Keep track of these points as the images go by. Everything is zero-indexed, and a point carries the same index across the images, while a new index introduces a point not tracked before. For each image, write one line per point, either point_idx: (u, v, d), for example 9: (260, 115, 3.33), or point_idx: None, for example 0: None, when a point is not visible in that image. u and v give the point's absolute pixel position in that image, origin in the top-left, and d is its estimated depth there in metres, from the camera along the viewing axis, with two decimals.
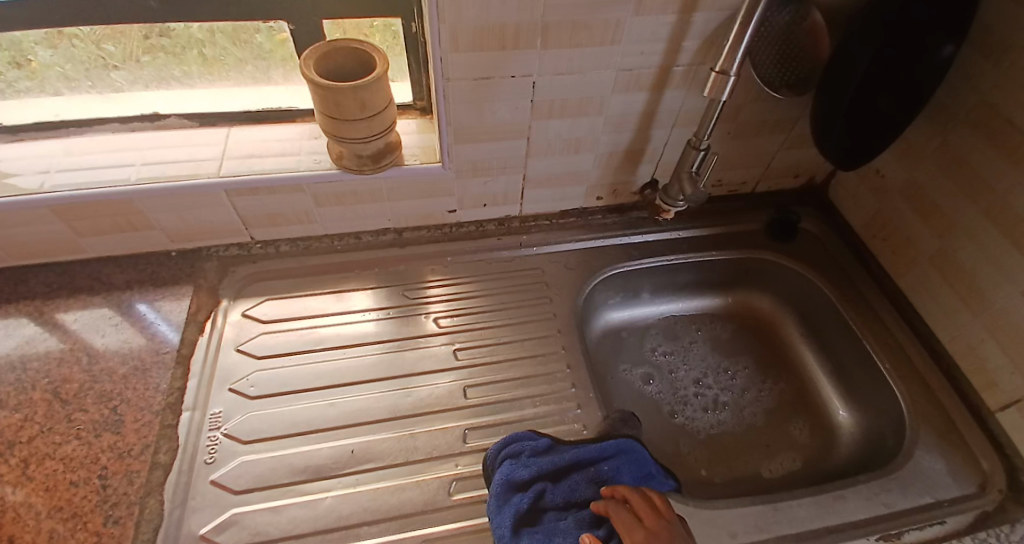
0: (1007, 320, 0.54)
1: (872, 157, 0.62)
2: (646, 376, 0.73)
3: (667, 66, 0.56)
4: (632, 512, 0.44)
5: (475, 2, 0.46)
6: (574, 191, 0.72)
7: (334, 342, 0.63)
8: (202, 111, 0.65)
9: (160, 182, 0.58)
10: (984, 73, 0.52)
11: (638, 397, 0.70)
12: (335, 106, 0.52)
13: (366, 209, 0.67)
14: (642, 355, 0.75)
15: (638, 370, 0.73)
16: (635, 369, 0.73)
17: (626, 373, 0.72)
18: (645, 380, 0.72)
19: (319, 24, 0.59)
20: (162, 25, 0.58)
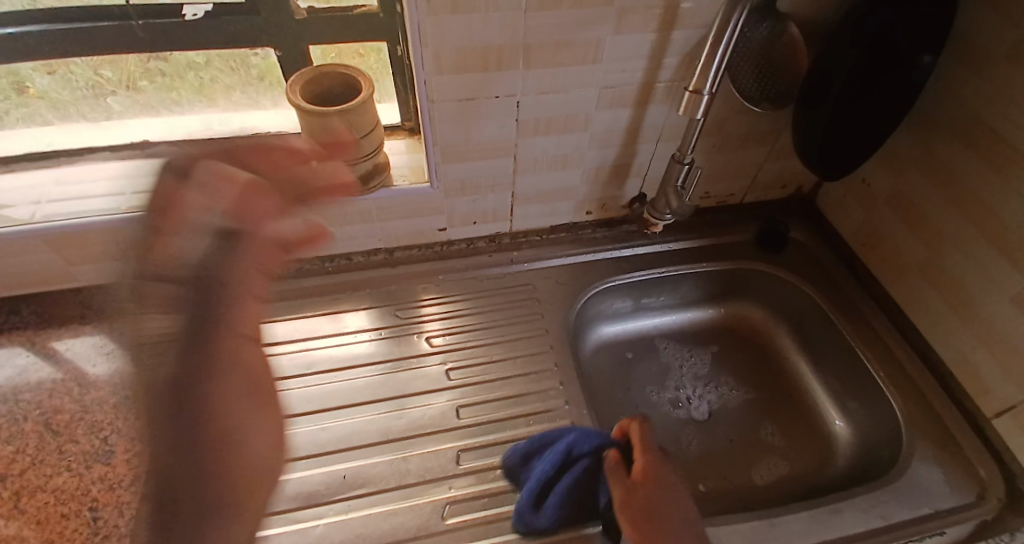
0: (998, 327, 0.54)
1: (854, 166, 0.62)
2: (674, 400, 0.72)
3: (650, 83, 0.57)
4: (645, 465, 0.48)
5: (457, 26, 0.47)
6: (564, 206, 0.72)
7: (325, 365, 0.63)
8: (192, 137, 0.65)
9: (150, 210, 0.59)
10: (964, 82, 0.53)
11: (666, 413, 0.70)
12: (322, 130, 0.53)
13: (356, 230, 0.67)
14: (658, 370, 0.75)
15: (653, 383, 0.73)
16: (658, 390, 0.73)
17: (651, 392, 0.72)
18: (673, 405, 0.71)
19: (305, 49, 0.59)
20: (157, 53, 0.57)
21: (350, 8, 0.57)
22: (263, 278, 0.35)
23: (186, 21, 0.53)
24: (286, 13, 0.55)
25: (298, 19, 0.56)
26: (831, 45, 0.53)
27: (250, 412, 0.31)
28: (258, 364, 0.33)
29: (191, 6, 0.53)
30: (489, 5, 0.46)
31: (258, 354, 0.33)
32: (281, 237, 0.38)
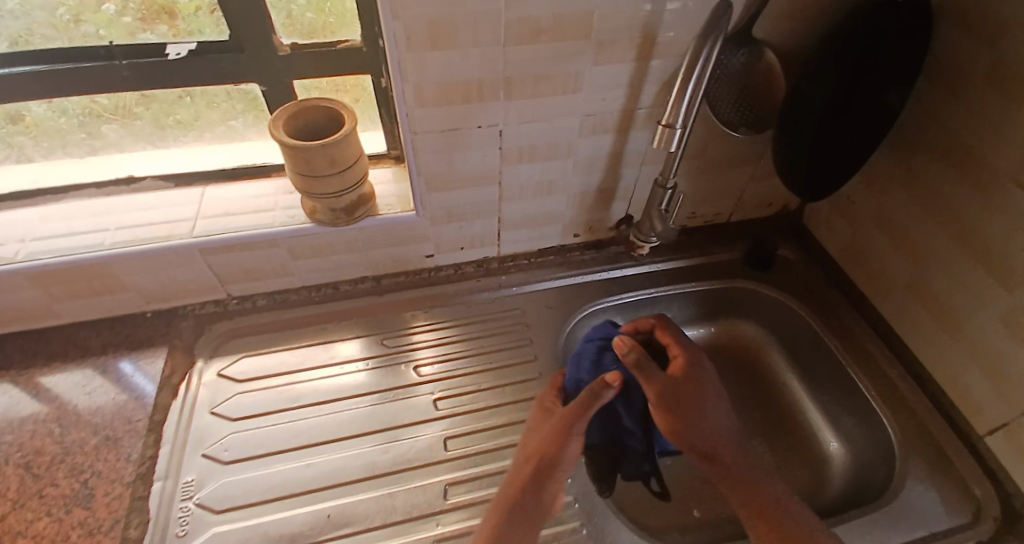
0: (986, 344, 0.54)
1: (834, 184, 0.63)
2: None
3: (630, 110, 0.57)
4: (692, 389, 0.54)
5: (438, 61, 0.47)
6: (551, 230, 0.72)
7: (312, 398, 0.62)
8: (177, 171, 0.65)
9: (135, 246, 0.58)
10: (943, 103, 0.54)
11: None
12: (305, 164, 0.53)
13: (343, 259, 0.67)
14: None
15: None
16: None
17: None
18: None
19: (290, 85, 0.60)
20: (146, 91, 0.57)
21: (334, 42, 0.57)
22: (574, 432, 0.51)
23: (169, 60, 0.53)
24: (270, 50, 0.55)
25: (282, 55, 0.56)
26: (820, 63, 0.53)
27: (546, 500, 0.50)
28: (564, 469, 0.51)
29: (175, 46, 0.53)
30: (468, 41, 0.46)
31: (571, 465, 0.51)
32: (587, 407, 0.52)
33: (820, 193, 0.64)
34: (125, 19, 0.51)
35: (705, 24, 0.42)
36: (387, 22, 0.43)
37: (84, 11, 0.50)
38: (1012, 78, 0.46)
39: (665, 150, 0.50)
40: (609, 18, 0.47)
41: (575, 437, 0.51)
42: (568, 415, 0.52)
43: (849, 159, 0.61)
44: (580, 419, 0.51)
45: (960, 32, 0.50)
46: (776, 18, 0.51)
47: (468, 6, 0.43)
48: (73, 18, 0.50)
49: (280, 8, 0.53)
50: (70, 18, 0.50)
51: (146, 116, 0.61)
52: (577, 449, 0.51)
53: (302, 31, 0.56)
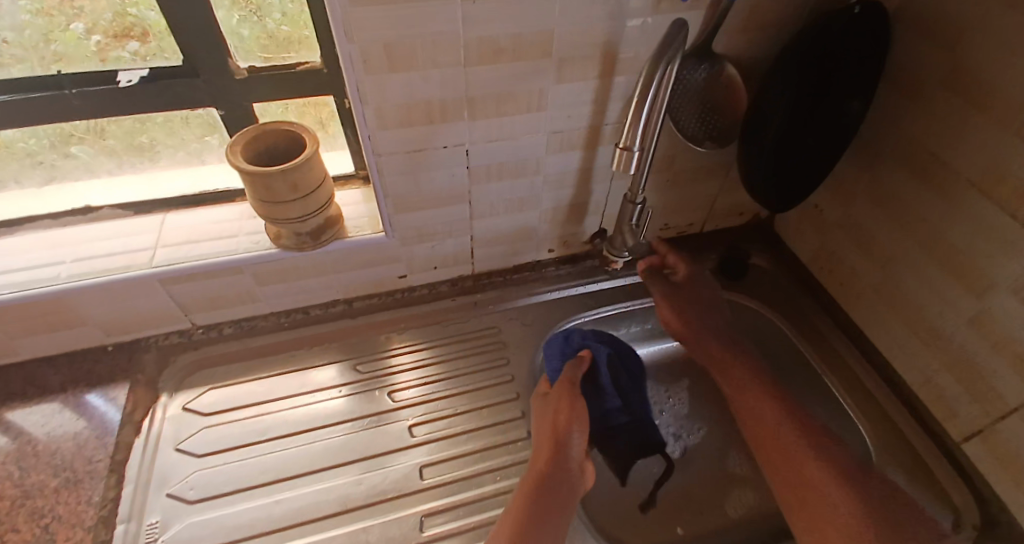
0: (957, 349, 0.54)
1: (794, 192, 0.63)
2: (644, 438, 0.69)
3: (597, 125, 0.57)
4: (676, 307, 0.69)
5: (398, 82, 0.46)
6: (525, 246, 0.72)
7: (282, 430, 0.60)
8: (137, 199, 0.64)
9: (91, 278, 0.56)
10: (903, 111, 0.54)
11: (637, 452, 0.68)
12: (265, 190, 0.51)
13: (311, 283, 0.65)
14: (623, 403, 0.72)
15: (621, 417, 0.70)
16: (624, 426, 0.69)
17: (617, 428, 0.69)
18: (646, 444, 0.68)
19: (250, 108, 0.59)
20: (104, 119, 0.55)
21: (292, 65, 0.56)
22: (578, 411, 0.56)
23: (120, 87, 0.52)
24: (226, 74, 0.54)
25: (239, 79, 0.55)
26: (785, 77, 0.52)
27: (566, 483, 0.52)
28: (576, 456, 0.54)
29: (127, 71, 0.51)
30: (428, 63, 0.46)
31: (581, 449, 0.54)
32: (575, 384, 0.58)
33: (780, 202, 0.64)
34: (94, 38, 0.49)
35: (658, 51, 0.42)
36: (342, 45, 0.42)
37: (53, 30, 0.48)
38: (970, 85, 0.46)
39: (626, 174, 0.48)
40: (570, 36, 0.47)
41: (581, 417, 0.55)
42: (568, 404, 0.56)
43: (809, 166, 0.61)
44: (578, 395, 0.57)
45: (918, 43, 0.50)
46: (737, 32, 0.52)
47: (425, 28, 0.43)
48: (41, 38, 0.48)
49: (233, 32, 0.52)
50: (38, 37, 0.48)
51: (106, 142, 0.58)
52: (583, 435, 0.55)
53: (268, 48, 0.54)
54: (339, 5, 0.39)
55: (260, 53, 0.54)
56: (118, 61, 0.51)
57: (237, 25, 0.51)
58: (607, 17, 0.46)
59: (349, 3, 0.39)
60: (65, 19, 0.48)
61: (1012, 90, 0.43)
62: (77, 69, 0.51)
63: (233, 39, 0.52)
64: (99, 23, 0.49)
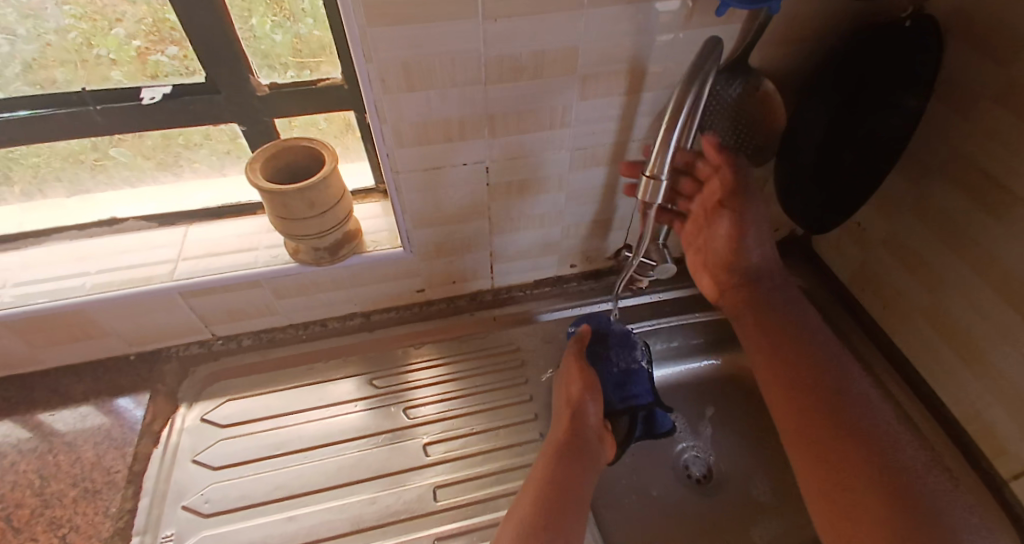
0: (1010, 383, 0.50)
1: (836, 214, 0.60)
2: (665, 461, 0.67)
3: (622, 142, 0.55)
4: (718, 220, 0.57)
5: (416, 102, 0.45)
6: (546, 261, 0.70)
7: (297, 444, 0.60)
8: (163, 212, 0.64)
9: (115, 289, 0.57)
10: (954, 126, 0.50)
11: (658, 476, 0.66)
12: (283, 207, 0.50)
13: (328, 296, 0.65)
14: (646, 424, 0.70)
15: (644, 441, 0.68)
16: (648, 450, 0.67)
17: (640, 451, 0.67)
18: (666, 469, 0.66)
19: (270, 123, 0.58)
20: (132, 134, 0.56)
21: (311, 81, 0.55)
22: (590, 380, 0.57)
23: (142, 104, 0.52)
24: (247, 90, 0.54)
25: (259, 95, 0.55)
26: (827, 83, 0.50)
27: (586, 449, 0.53)
28: (592, 424, 0.55)
29: (149, 88, 0.52)
30: (446, 81, 0.44)
31: (597, 415, 0.56)
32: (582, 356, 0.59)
33: (823, 224, 0.61)
34: (135, 42, 0.49)
35: (691, 64, 0.39)
36: (360, 65, 0.41)
37: (97, 35, 0.48)
38: None
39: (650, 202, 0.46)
40: (593, 53, 0.45)
41: (592, 386, 0.56)
42: (579, 374, 0.57)
43: (844, 186, 0.57)
44: (587, 365, 0.58)
45: (974, 57, 0.46)
46: (772, 47, 0.49)
47: (443, 47, 0.41)
48: (85, 42, 0.48)
49: (252, 47, 0.51)
50: (82, 41, 0.48)
51: (142, 145, 0.58)
52: (596, 402, 0.56)
53: (300, 53, 0.53)
54: (356, 25, 0.38)
55: (291, 58, 0.53)
56: (157, 66, 0.51)
57: (270, 30, 0.51)
58: (634, 33, 0.44)
59: (365, 23, 0.38)
60: (107, 24, 0.48)
61: None
62: (119, 72, 0.51)
63: (265, 43, 0.51)
64: (139, 28, 0.48)
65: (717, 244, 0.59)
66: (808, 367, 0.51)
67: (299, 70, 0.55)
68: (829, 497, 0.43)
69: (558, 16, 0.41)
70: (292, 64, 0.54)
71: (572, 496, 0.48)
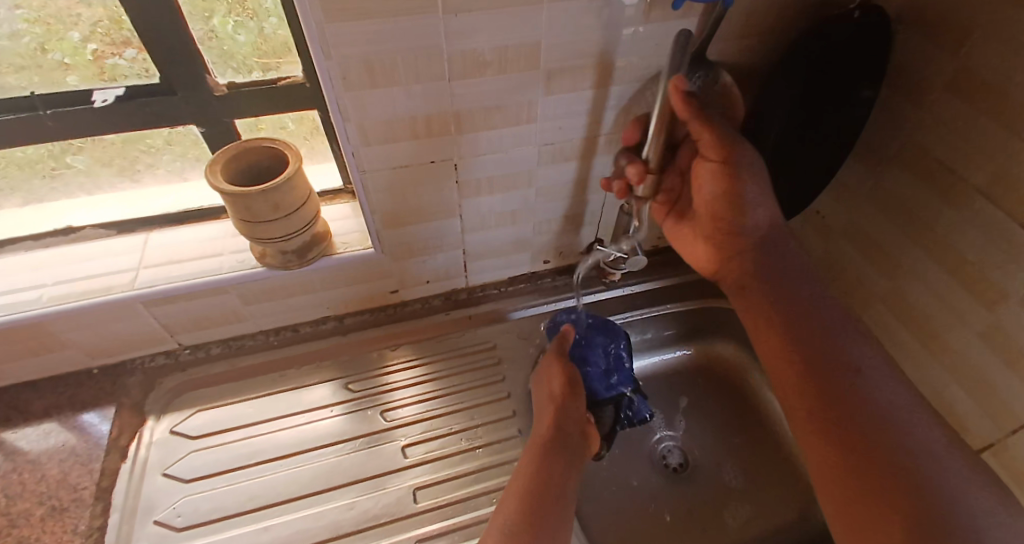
0: (968, 361, 0.52)
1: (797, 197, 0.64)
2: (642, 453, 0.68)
3: (591, 137, 0.55)
4: (702, 183, 0.51)
5: (380, 99, 0.45)
6: (519, 258, 0.70)
7: (272, 452, 0.59)
8: (120, 219, 0.62)
9: (73, 301, 0.55)
10: (906, 113, 0.52)
11: (637, 467, 0.66)
12: (246, 210, 0.49)
13: (299, 300, 0.64)
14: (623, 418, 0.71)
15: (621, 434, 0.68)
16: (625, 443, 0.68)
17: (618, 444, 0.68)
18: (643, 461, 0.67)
19: (230, 124, 0.57)
20: (88, 139, 0.54)
21: (274, 80, 0.54)
22: (572, 380, 0.56)
23: (95, 106, 0.50)
24: (204, 91, 0.52)
25: (218, 95, 0.53)
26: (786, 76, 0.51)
27: (570, 448, 0.52)
28: (576, 423, 0.55)
29: (102, 91, 0.50)
30: (410, 78, 0.44)
31: (580, 414, 0.55)
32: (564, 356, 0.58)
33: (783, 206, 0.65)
34: (91, 46, 0.47)
35: (670, 60, 0.42)
36: (319, 62, 0.40)
37: (51, 40, 0.47)
38: (975, 88, 0.44)
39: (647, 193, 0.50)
40: (557, 48, 0.45)
41: (575, 386, 0.56)
42: (561, 374, 0.57)
43: (806, 172, 0.60)
44: (569, 365, 0.58)
45: (923, 46, 0.48)
46: (732, 39, 0.49)
47: (406, 43, 0.41)
48: (39, 47, 0.47)
49: (211, 48, 0.50)
50: (36, 45, 0.46)
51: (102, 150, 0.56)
52: (579, 402, 0.55)
53: (265, 53, 0.52)
54: (313, 22, 0.37)
55: (255, 59, 0.52)
56: (114, 70, 0.50)
57: (232, 29, 0.49)
58: (598, 27, 0.44)
59: (323, 19, 0.37)
60: (64, 28, 0.46)
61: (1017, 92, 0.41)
62: (76, 76, 0.49)
63: (227, 43, 0.50)
64: (95, 30, 0.47)
65: (711, 206, 0.53)
66: (814, 342, 0.45)
67: (264, 71, 0.54)
68: (850, 490, 0.38)
69: (521, 11, 0.41)
70: (257, 64, 0.53)
71: (553, 500, 0.46)
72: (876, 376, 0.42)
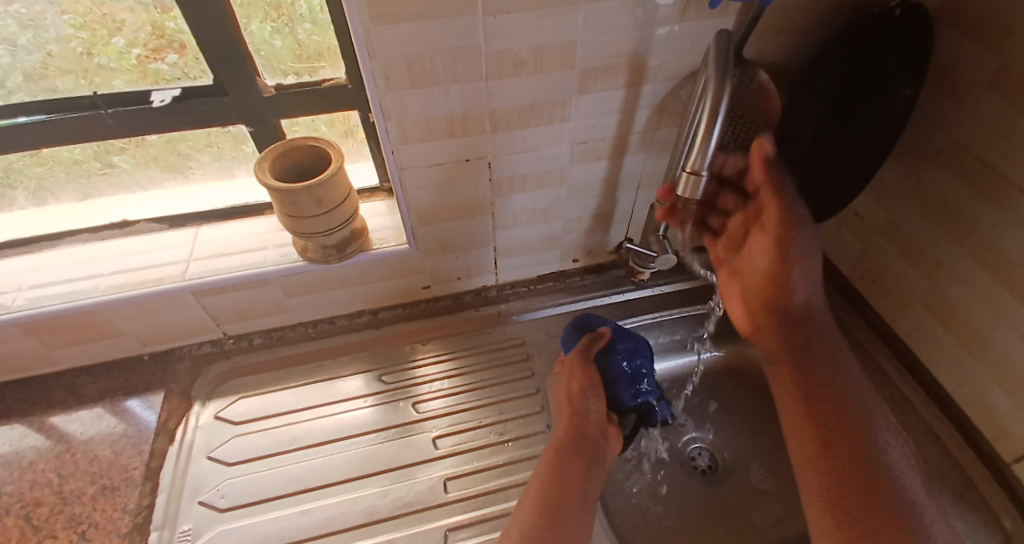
0: (1010, 365, 0.50)
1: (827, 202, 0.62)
2: (670, 452, 0.68)
3: (623, 135, 0.56)
4: (760, 256, 0.56)
5: (419, 98, 0.46)
6: (549, 256, 0.71)
7: (307, 439, 0.61)
8: (171, 214, 0.66)
9: (127, 290, 0.58)
10: (946, 112, 0.51)
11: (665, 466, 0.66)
12: (291, 205, 0.52)
13: (336, 293, 0.66)
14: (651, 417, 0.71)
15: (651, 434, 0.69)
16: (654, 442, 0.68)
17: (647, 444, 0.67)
18: (671, 461, 0.67)
19: (276, 123, 0.59)
20: (142, 137, 0.57)
21: (316, 82, 0.57)
22: (592, 379, 0.56)
23: (153, 106, 0.54)
24: (254, 91, 0.55)
25: (266, 96, 0.56)
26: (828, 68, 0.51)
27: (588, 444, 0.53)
28: (595, 421, 0.55)
29: (159, 91, 0.53)
30: (448, 78, 0.45)
31: (599, 413, 0.55)
32: (587, 354, 0.58)
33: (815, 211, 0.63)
34: (135, 51, 0.51)
35: (715, 60, 0.41)
36: (364, 63, 0.42)
37: (96, 44, 0.50)
38: (1020, 84, 0.43)
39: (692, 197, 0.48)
40: (592, 48, 0.46)
41: (594, 385, 0.56)
42: (582, 372, 0.57)
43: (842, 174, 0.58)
44: (590, 363, 0.58)
45: (964, 44, 0.47)
46: (766, 38, 0.50)
47: (447, 43, 0.42)
48: (85, 51, 0.50)
49: (260, 52, 0.53)
50: (83, 50, 0.50)
51: (146, 151, 0.60)
52: (599, 401, 0.56)
53: (299, 58, 0.54)
54: (360, 23, 0.39)
55: (291, 62, 0.55)
56: (157, 74, 0.53)
57: (269, 35, 0.52)
58: (634, 27, 0.45)
59: (369, 21, 0.39)
60: (107, 33, 0.49)
61: None
62: (121, 79, 0.52)
63: (265, 49, 0.53)
64: (137, 36, 0.50)
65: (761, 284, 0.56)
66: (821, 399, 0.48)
67: (300, 75, 0.56)
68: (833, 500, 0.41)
69: (557, 11, 0.42)
70: (292, 68, 0.55)
71: (571, 498, 0.48)
72: (886, 466, 0.43)
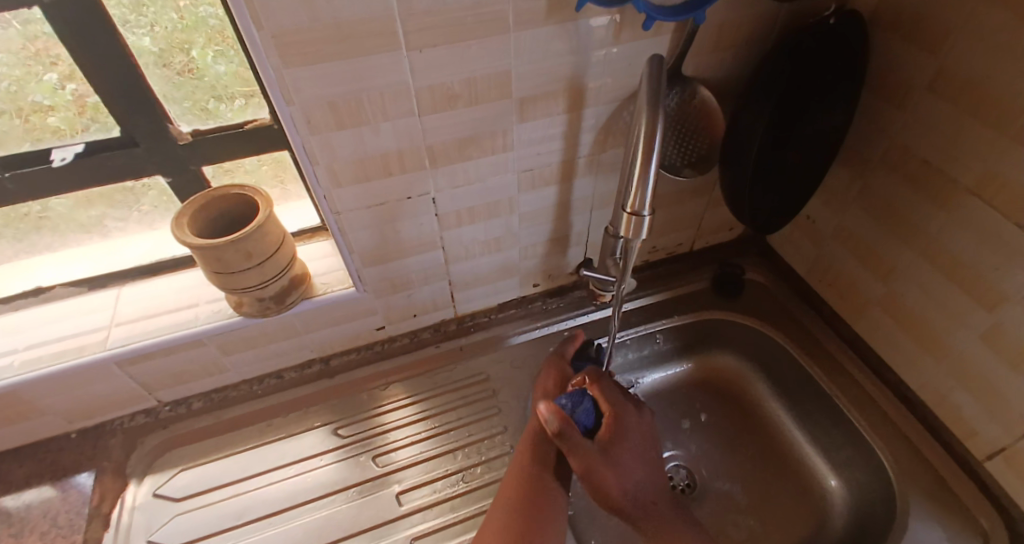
0: (973, 365, 0.50)
1: (776, 212, 0.61)
2: None
3: (570, 160, 0.54)
4: None
5: (348, 139, 0.43)
6: (507, 283, 0.68)
7: (260, 510, 0.56)
8: (91, 275, 0.60)
9: (44, 367, 0.52)
10: (889, 116, 0.51)
11: None
12: (217, 262, 0.47)
13: (281, 345, 0.61)
14: None
15: None
16: None
17: None
18: None
19: (199, 170, 0.55)
20: (49, 197, 0.52)
21: (241, 123, 0.52)
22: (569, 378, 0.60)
23: (55, 166, 0.49)
24: (167, 141, 0.50)
25: (182, 144, 0.51)
26: (755, 86, 0.49)
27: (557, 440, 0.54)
28: None
29: (60, 148, 0.48)
30: (378, 116, 0.42)
31: None
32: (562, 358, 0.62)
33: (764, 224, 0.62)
34: (70, 86, 0.45)
35: (647, 89, 0.40)
36: (281, 108, 0.38)
37: (29, 81, 0.44)
38: (961, 88, 0.43)
39: (635, 238, 0.45)
40: (530, 74, 0.43)
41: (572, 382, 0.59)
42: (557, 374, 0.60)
43: (789, 182, 0.58)
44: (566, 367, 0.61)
45: (901, 49, 0.47)
46: (704, 53, 0.48)
47: (372, 81, 0.39)
48: (17, 89, 0.45)
49: (194, 82, 0.48)
50: (14, 89, 0.44)
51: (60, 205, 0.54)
52: None
53: (246, 83, 0.49)
54: (271, 68, 0.36)
55: (240, 88, 0.50)
56: (97, 107, 0.47)
57: (211, 61, 0.47)
58: (571, 52, 0.43)
59: (280, 64, 0.36)
60: (42, 68, 0.43)
61: (1009, 93, 0.39)
62: (56, 118, 0.47)
63: (207, 76, 0.48)
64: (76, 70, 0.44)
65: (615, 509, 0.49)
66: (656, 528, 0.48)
67: (247, 99, 0.51)
68: None
69: (490, 41, 0.40)
70: (241, 92, 0.50)
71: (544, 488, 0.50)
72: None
